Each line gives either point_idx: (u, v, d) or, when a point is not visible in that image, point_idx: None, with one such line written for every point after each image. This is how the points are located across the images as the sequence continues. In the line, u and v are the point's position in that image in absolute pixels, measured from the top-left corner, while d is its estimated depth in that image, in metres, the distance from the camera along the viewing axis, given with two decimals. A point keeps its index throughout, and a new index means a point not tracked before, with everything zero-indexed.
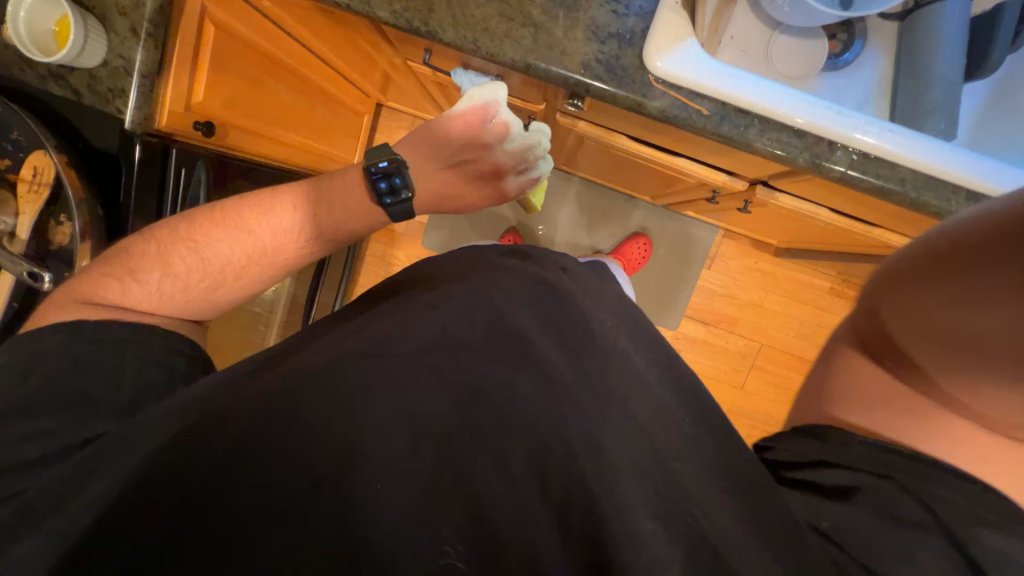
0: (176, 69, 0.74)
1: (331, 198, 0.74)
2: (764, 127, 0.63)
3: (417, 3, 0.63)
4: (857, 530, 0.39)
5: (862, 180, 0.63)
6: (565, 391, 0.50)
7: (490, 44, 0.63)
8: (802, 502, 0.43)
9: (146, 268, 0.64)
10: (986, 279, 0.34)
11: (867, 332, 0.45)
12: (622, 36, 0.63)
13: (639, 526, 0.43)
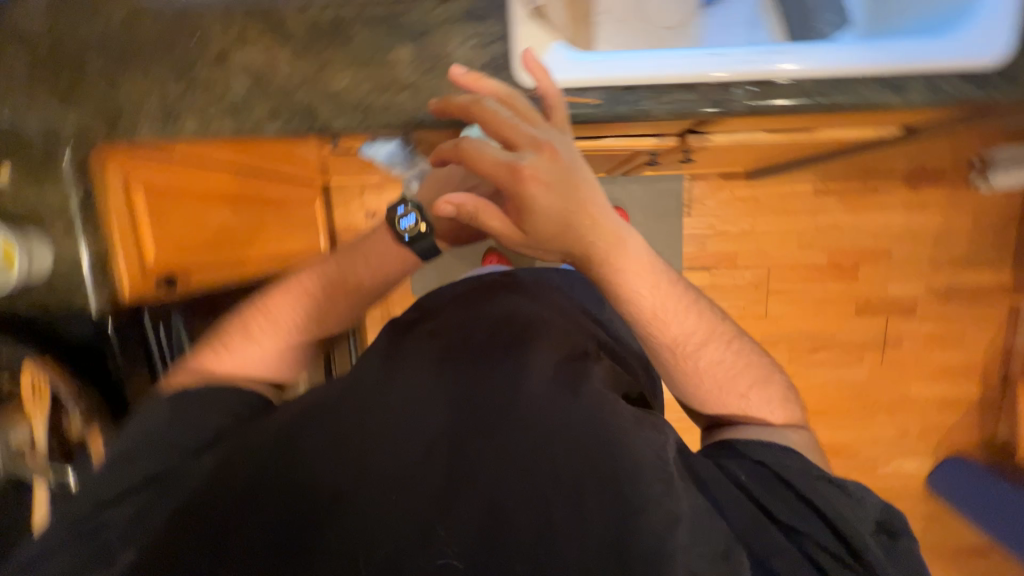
0: (120, 235, 0.79)
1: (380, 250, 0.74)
2: (655, 95, 0.63)
3: (299, 108, 0.66)
4: (766, 488, 0.55)
5: (769, 107, 0.63)
6: (569, 403, 0.56)
7: (378, 119, 0.65)
8: (751, 497, 0.55)
9: (227, 339, 0.70)
10: (518, 105, 0.57)
11: (509, 181, 0.53)
12: (493, 63, 0.64)
13: (653, 491, 0.50)
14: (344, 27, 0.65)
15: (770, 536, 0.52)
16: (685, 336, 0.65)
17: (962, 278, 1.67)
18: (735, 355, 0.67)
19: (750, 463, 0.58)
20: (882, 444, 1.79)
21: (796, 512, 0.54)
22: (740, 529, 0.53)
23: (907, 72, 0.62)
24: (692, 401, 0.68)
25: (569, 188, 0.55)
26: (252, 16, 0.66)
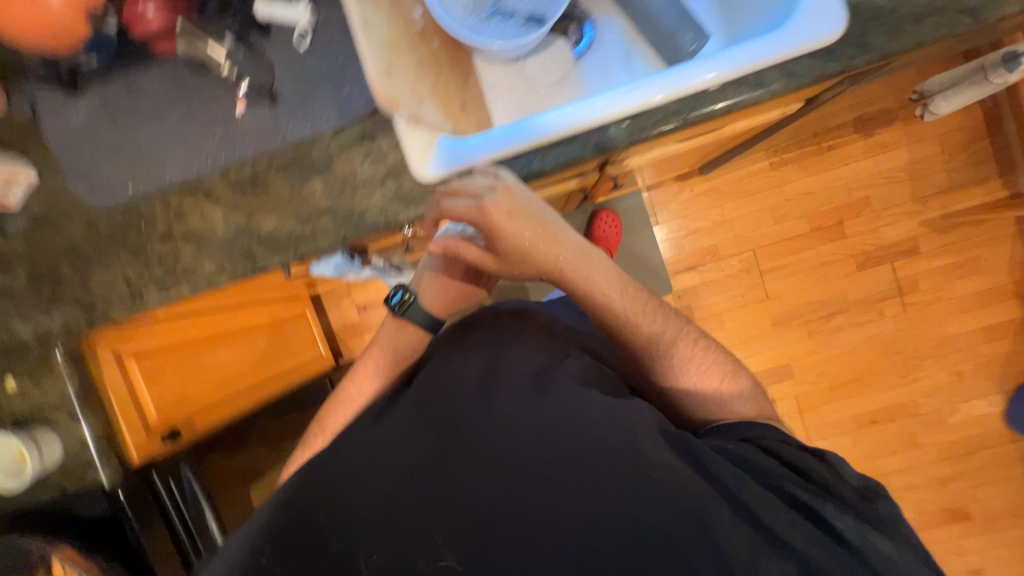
0: (119, 405, 0.86)
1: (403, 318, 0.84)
2: (541, 154, 0.69)
3: (239, 257, 0.74)
4: (757, 460, 0.63)
5: (646, 135, 0.67)
6: (565, 409, 0.64)
7: (307, 246, 0.73)
8: (737, 461, 0.63)
9: (307, 433, 0.81)
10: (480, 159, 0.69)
11: (480, 222, 0.65)
12: (392, 170, 0.70)
13: (631, 476, 0.59)
14: (261, 178, 0.72)
15: (760, 494, 0.59)
16: (659, 337, 0.75)
17: (954, 203, 1.61)
18: (707, 354, 0.77)
19: (735, 439, 0.67)
20: (939, 393, 1.67)
21: (780, 474, 0.62)
22: (718, 487, 0.60)
23: (764, 66, 0.65)
24: (664, 394, 0.78)
25: (538, 227, 0.66)
26: (181, 193, 0.73)
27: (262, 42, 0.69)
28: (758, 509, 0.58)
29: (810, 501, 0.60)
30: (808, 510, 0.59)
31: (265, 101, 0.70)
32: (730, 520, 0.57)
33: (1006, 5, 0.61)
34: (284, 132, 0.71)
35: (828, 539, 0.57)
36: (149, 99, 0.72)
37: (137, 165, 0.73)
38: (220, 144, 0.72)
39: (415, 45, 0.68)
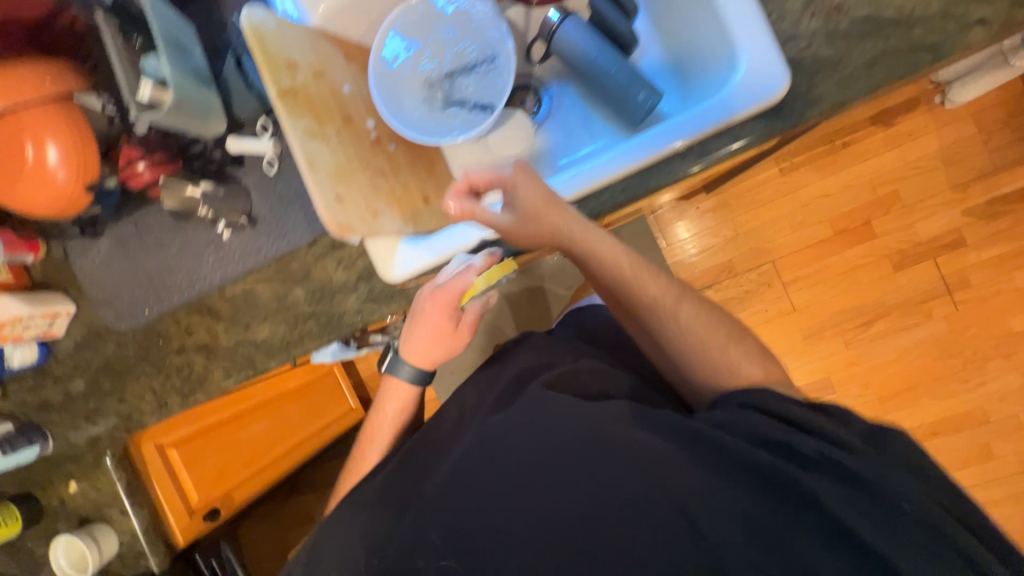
0: (162, 493, 1.00)
1: (392, 374, 0.84)
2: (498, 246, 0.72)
3: (241, 364, 0.81)
4: (770, 429, 0.54)
5: (593, 216, 0.68)
6: (539, 410, 0.59)
7: (297, 349, 0.79)
8: (750, 440, 0.54)
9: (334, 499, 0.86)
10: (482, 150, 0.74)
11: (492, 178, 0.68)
12: (363, 275, 0.75)
13: (627, 457, 0.53)
14: (252, 292, 0.79)
15: (761, 462, 0.51)
16: (658, 300, 0.69)
17: (1000, 186, 1.45)
18: (705, 309, 0.71)
19: (745, 407, 0.59)
20: (1011, 397, 1.48)
21: (781, 435, 0.54)
22: (734, 469, 0.51)
23: (708, 135, 0.63)
24: (671, 368, 0.71)
25: (547, 202, 0.64)
26: (189, 312, 0.82)
27: (238, 173, 0.76)
28: (755, 480, 0.51)
29: (822, 458, 0.52)
30: (821, 468, 0.51)
31: (242, 223, 0.76)
32: (726, 492, 0.50)
33: (971, 36, 0.56)
34: (265, 251, 0.77)
35: (850, 494, 0.50)
36: (154, 233, 0.81)
37: (148, 292, 0.82)
38: (214, 265, 0.79)
39: (371, 156, 0.72)
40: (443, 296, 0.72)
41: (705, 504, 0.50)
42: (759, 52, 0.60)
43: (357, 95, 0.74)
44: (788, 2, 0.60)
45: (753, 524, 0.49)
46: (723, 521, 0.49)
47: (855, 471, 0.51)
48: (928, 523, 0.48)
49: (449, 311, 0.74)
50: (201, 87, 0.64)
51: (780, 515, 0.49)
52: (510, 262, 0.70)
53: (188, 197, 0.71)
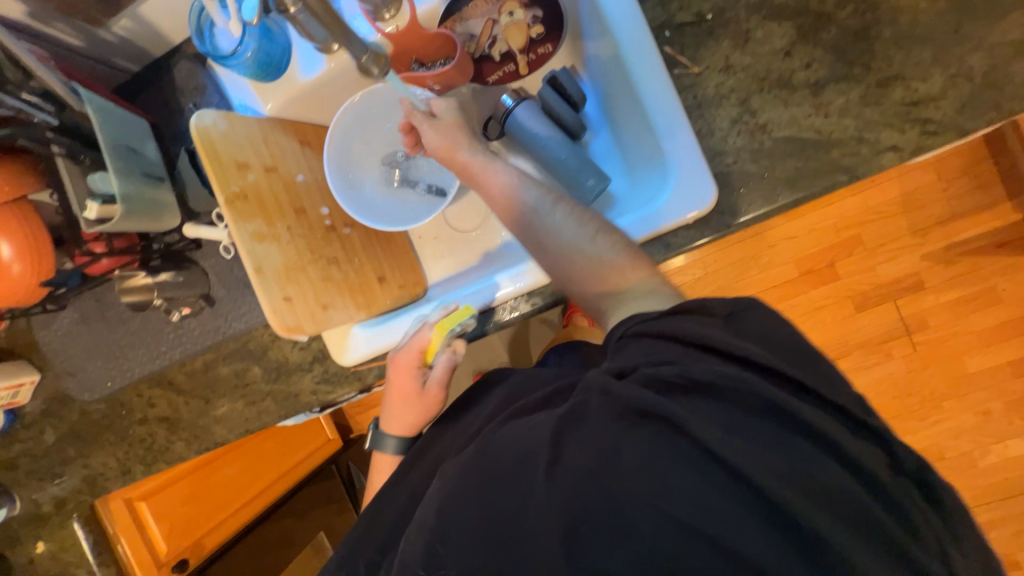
0: (130, 542, 1.03)
1: (381, 450, 0.80)
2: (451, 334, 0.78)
3: (203, 434, 0.84)
4: (700, 363, 0.46)
5: (537, 308, 0.75)
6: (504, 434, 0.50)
7: (255, 423, 0.82)
8: (661, 371, 0.46)
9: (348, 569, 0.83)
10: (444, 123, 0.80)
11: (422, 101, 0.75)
12: (319, 356, 0.78)
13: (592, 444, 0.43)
14: (212, 368, 0.81)
15: (659, 404, 0.43)
16: (536, 208, 0.64)
17: (959, 232, 1.46)
18: (581, 209, 0.64)
19: (651, 337, 0.50)
20: (966, 434, 1.53)
21: (678, 375, 0.45)
22: (641, 411, 0.44)
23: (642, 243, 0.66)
24: (571, 283, 0.63)
25: (457, 127, 0.71)
26: (151, 384, 0.85)
27: (196, 256, 0.78)
28: (667, 428, 0.42)
29: (713, 381, 0.44)
30: (718, 395, 0.44)
31: (200, 305, 0.78)
32: (655, 462, 0.41)
33: (883, 159, 0.59)
34: (223, 331, 0.78)
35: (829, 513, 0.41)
36: (115, 308, 0.82)
37: (109, 366, 0.84)
38: (173, 342, 0.80)
39: (324, 245, 0.74)
40: (403, 359, 0.73)
41: (627, 484, 0.41)
42: (687, 170, 0.63)
43: (311, 183, 0.76)
44: (717, 119, 0.63)
45: (677, 487, 0.40)
46: (629, 491, 0.41)
47: (745, 391, 0.44)
48: (840, 454, 0.43)
49: (411, 372, 0.73)
50: (153, 187, 0.66)
51: (693, 468, 0.41)
52: (465, 309, 0.71)
53: (143, 287, 0.73)
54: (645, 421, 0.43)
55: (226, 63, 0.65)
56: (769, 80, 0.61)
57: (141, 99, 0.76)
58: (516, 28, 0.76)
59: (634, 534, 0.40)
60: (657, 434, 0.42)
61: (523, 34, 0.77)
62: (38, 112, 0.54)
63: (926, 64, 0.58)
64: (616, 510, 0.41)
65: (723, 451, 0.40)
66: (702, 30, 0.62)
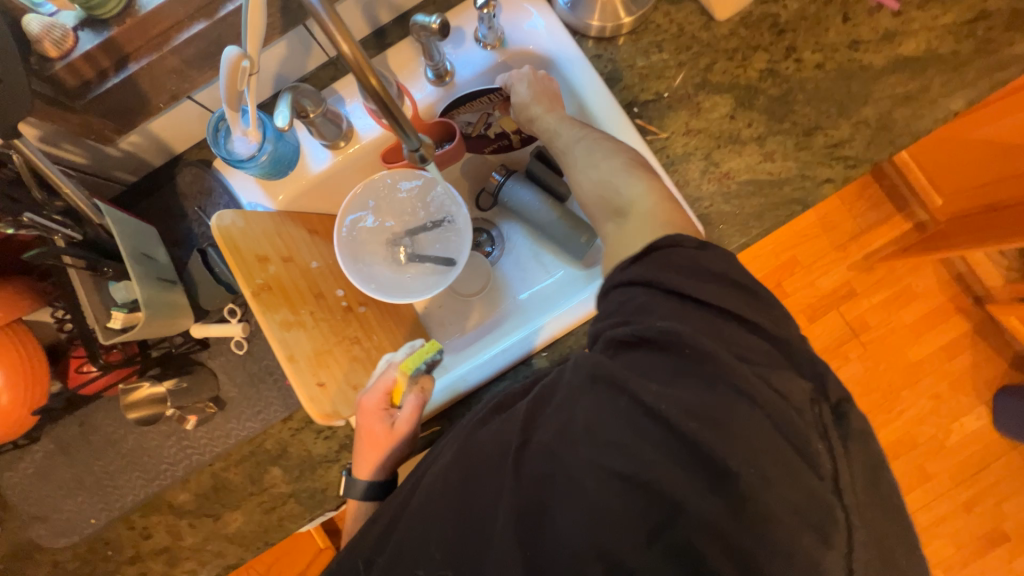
0: None
1: (351, 495, 0.69)
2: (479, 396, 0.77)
3: (210, 561, 0.74)
4: (656, 312, 0.49)
5: (564, 357, 0.77)
6: (478, 441, 0.51)
7: (275, 535, 0.74)
8: (623, 323, 0.50)
9: None
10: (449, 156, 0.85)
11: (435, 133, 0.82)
12: (345, 444, 0.74)
13: (564, 427, 0.46)
14: (221, 479, 0.74)
15: (608, 368, 0.46)
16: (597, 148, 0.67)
17: (870, 244, 1.68)
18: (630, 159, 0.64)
19: (626, 288, 0.52)
20: (928, 419, 1.69)
21: (632, 333, 0.48)
22: (591, 373, 0.47)
23: None
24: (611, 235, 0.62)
25: (535, 83, 0.74)
26: (144, 512, 0.75)
27: (202, 357, 0.74)
28: (616, 395, 0.45)
29: (664, 337, 0.47)
30: (665, 350, 0.47)
31: (209, 410, 0.72)
32: (603, 424, 0.44)
33: (823, 190, 0.73)
34: (236, 434, 0.73)
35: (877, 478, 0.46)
36: (100, 430, 0.74)
37: (94, 500, 0.74)
38: (177, 456, 0.74)
39: (345, 326, 0.74)
40: (369, 402, 0.67)
41: (580, 452, 0.44)
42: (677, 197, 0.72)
43: (325, 269, 0.78)
44: (689, 172, 0.75)
45: (618, 446, 0.43)
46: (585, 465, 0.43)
47: (691, 348, 0.46)
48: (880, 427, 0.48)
49: (377, 414, 0.65)
50: (168, 290, 0.65)
51: (634, 426, 0.44)
52: (431, 344, 0.68)
53: (149, 397, 0.68)
54: (592, 390, 0.46)
55: (243, 164, 0.69)
56: (723, 138, 0.75)
57: (141, 208, 0.76)
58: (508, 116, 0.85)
59: (593, 513, 0.42)
60: (605, 395, 0.45)
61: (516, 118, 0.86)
62: (62, 230, 0.55)
63: (834, 116, 0.74)
64: (571, 482, 0.44)
65: (653, 402, 0.44)
66: (662, 105, 0.76)
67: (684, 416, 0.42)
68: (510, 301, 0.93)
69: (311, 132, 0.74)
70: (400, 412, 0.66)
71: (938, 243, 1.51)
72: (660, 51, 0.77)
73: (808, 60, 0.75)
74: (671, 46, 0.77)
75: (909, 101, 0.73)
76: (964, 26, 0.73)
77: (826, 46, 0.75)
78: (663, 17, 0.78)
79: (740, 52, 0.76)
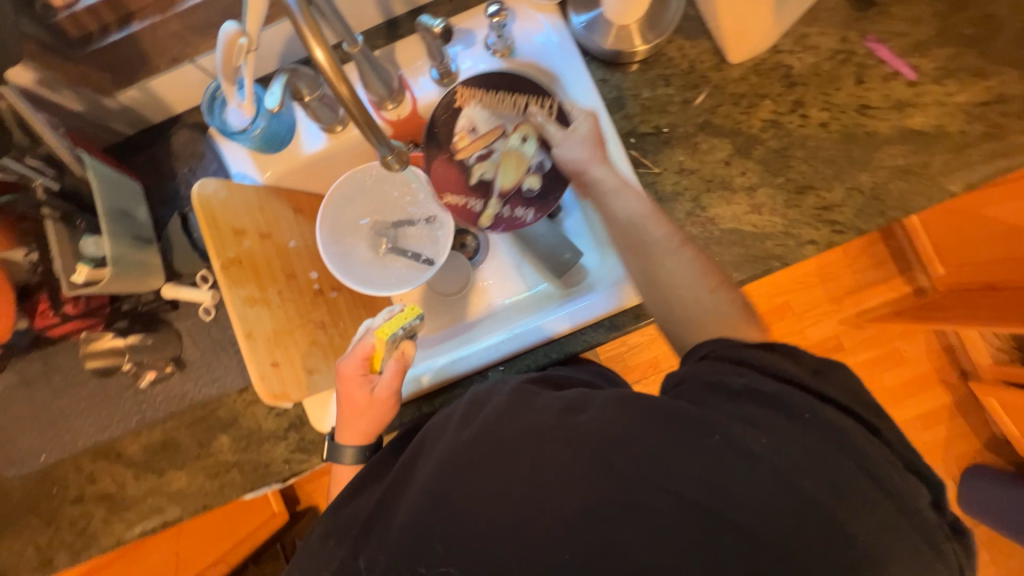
0: None
1: (336, 462, 0.69)
2: (432, 397, 0.77)
3: (148, 516, 0.76)
4: (769, 393, 0.46)
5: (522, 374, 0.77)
6: (503, 443, 0.48)
7: (214, 500, 0.76)
8: (723, 373, 0.49)
9: None
10: None
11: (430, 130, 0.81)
12: (295, 424, 0.75)
13: (647, 458, 0.44)
14: (171, 439, 0.76)
15: (702, 414, 0.45)
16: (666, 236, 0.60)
17: (866, 301, 1.65)
18: (705, 258, 0.59)
19: (723, 352, 0.50)
20: None
21: (743, 384, 0.47)
22: (677, 414, 0.46)
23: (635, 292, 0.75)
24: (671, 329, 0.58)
25: (594, 144, 0.68)
26: (93, 457, 0.77)
27: (170, 317, 0.75)
28: (715, 437, 0.44)
29: (775, 394, 0.46)
30: (766, 404, 0.46)
31: (168, 369, 0.74)
32: (697, 463, 0.43)
33: (805, 250, 0.72)
34: (191, 397, 0.75)
35: None
36: (62, 371, 0.76)
37: (47, 438, 0.76)
38: (131, 408, 0.75)
39: (312, 309, 0.75)
40: (349, 368, 0.66)
41: (662, 472, 0.43)
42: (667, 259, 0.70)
43: (303, 249, 0.79)
44: (675, 211, 0.75)
45: (701, 476, 0.43)
46: (680, 501, 0.43)
47: (792, 405, 0.46)
48: None
49: (356, 380, 0.65)
50: (142, 249, 0.66)
51: (722, 460, 0.43)
52: (409, 309, 0.68)
53: (109, 349, 0.71)
54: (686, 419, 0.45)
55: (235, 137, 0.69)
56: (714, 182, 0.74)
57: (133, 162, 0.77)
58: (515, 156, 0.76)
59: (670, 544, 0.42)
60: (711, 439, 0.44)
61: (520, 173, 0.77)
62: (40, 178, 0.56)
63: (829, 178, 0.73)
64: (639, 509, 0.43)
65: (755, 449, 0.43)
66: (660, 139, 0.76)
67: (777, 456, 0.43)
68: (490, 305, 0.94)
69: (307, 113, 0.74)
70: (379, 378, 0.66)
71: (933, 312, 1.49)
72: (667, 85, 0.77)
73: (814, 117, 0.74)
74: (679, 82, 0.77)
75: (907, 174, 0.72)
76: (978, 108, 0.72)
77: (834, 106, 0.74)
78: (677, 51, 0.77)
79: (748, 98, 0.75)
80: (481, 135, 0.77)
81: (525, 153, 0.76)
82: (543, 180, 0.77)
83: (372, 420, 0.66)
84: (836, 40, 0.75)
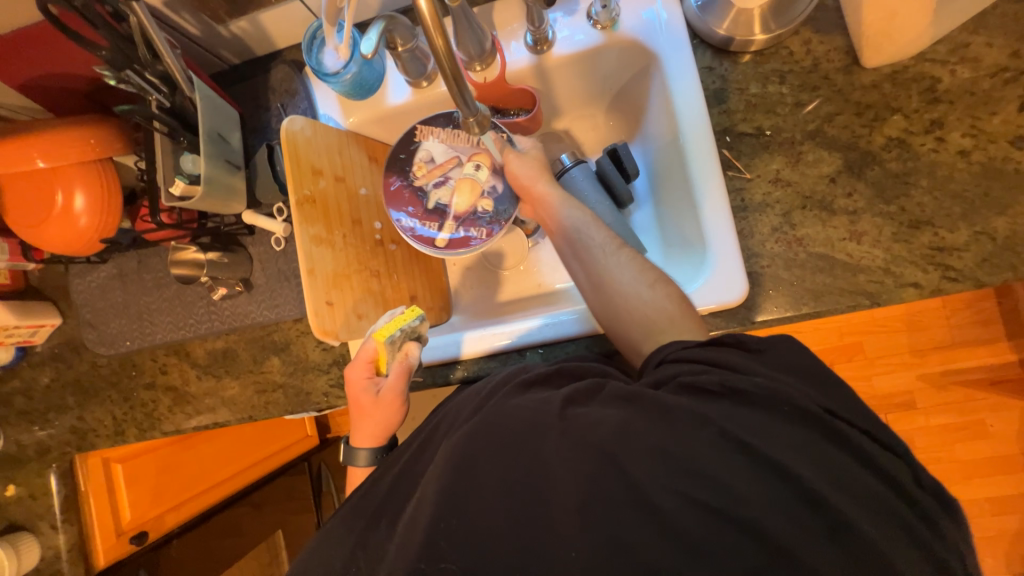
0: (95, 503, 0.98)
1: (353, 465, 0.70)
2: (467, 365, 0.78)
3: (204, 414, 0.85)
4: (753, 398, 0.45)
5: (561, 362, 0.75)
6: (508, 418, 0.49)
7: (259, 414, 0.83)
8: (716, 377, 0.47)
9: None
10: (522, 127, 0.81)
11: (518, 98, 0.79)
12: (338, 361, 0.79)
13: (654, 448, 0.43)
14: (231, 350, 0.83)
15: (697, 410, 0.44)
16: (602, 246, 0.67)
17: (956, 360, 1.45)
18: (642, 260, 0.65)
19: (686, 355, 0.52)
20: None
21: (717, 383, 0.46)
22: (666, 410, 0.45)
23: (732, 295, 0.66)
24: (617, 324, 0.63)
25: (541, 164, 0.74)
26: (167, 352, 0.86)
27: (246, 240, 0.80)
28: (724, 443, 0.42)
29: (754, 393, 0.45)
30: (752, 404, 0.45)
31: (237, 289, 0.80)
32: (712, 467, 0.41)
33: (905, 292, 0.64)
34: (253, 317, 0.81)
35: None
36: (153, 272, 0.84)
37: (133, 327, 0.85)
38: (203, 316, 0.83)
39: (371, 258, 0.78)
40: (355, 373, 0.69)
41: (672, 475, 0.41)
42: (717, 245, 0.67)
43: (371, 197, 0.81)
44: (759, 224, 0.68)
45: (712, 478, 0.41)
46: (693, 508, 0.40)
47: (780, 408, 0.44)
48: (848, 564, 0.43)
49: (363, 383, 0.68)
50: (231, 174, 0.71)
51: (728, 458, 0.42)
52: (408, 311, 0.69)
53: (192, 261, 0.75)
54: (677, 416, 0.44)
55: (328, 79, 0.71)
56: (812, 200, 0.67)
57: (234, 89, 0.81)
58: (469, 183, 0.76)
59: (689, 551, 0.40)
60: (719, 440, 0.43)
61: (473, 198, 0.76)
62: (154, 93, 0.61)
63: (955, 217, 0.63)
64: (653, 509, 0.41)
65: (783, 468, 0.41)
66: (759, 142, 0.69)
67: (798, 466, 0.41)
68: (540, 285, 0.93)
69: (397, 65, 0.74)
70: (385, 377, 0.68)
71: None
72: (781, 83, 0.69)
73: (953, 142, 0.64)
74: (796, 81, 0.68)
75: None
76: None
77: (983, 133, 0.63)
78: (801, 45, 0.69)
79: (874, 109, 0.66)
80: (438, 164, 0.77)
81: (479, 178, 0.76)
82: (496, 205, 0.76)
83: (384, 423, 0.68)
84: (1005, 54, 0.63)
